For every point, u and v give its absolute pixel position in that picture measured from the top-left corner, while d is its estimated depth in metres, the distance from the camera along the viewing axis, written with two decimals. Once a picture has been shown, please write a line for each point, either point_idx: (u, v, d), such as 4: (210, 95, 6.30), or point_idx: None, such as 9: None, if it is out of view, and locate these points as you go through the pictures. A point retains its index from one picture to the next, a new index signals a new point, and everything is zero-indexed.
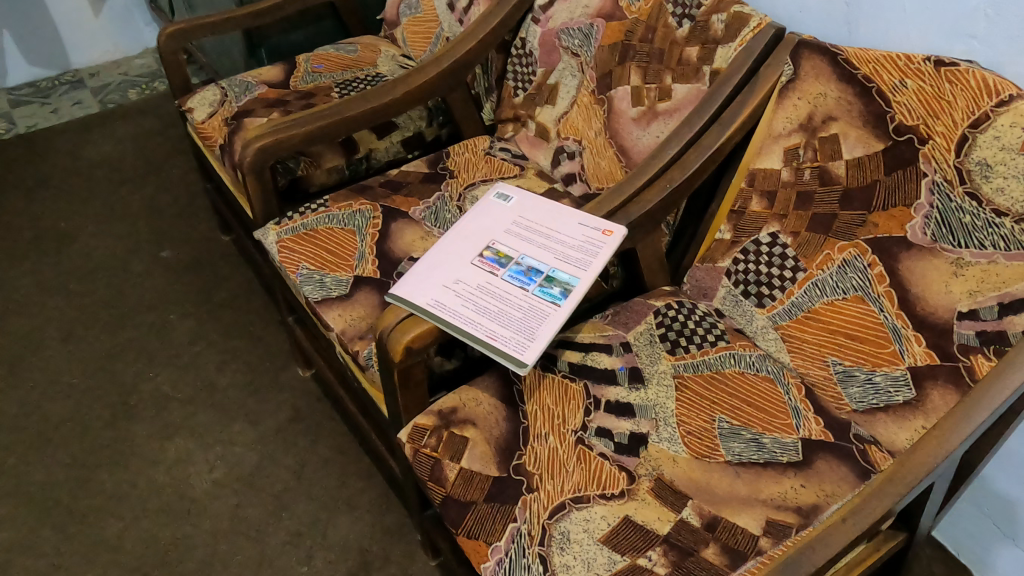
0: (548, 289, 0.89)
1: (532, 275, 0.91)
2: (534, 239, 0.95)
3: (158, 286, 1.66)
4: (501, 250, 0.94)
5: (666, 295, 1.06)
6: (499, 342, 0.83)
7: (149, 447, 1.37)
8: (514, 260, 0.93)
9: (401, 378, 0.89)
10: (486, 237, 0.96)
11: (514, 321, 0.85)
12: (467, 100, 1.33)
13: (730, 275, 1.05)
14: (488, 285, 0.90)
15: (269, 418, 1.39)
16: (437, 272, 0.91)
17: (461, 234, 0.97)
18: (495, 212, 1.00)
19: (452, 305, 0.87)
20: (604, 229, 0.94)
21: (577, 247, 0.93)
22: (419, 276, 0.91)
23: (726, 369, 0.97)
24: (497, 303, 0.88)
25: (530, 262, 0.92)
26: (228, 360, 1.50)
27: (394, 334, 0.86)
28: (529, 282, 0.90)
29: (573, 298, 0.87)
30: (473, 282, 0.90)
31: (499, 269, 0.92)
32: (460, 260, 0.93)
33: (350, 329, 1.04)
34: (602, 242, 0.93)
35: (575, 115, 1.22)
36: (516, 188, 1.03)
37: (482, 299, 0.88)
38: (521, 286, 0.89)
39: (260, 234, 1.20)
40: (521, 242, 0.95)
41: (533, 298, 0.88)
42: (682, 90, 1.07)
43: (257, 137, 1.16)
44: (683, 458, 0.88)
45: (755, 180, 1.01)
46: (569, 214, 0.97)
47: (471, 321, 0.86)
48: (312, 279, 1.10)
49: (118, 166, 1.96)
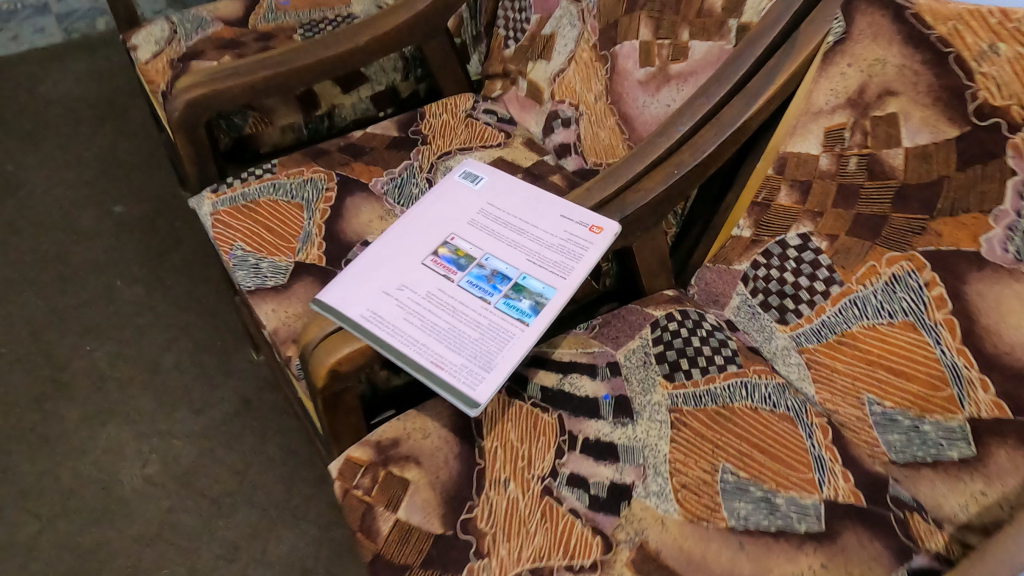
0: (515, 302, 0.70)
1: (496, 281, 0.72)
2: (505, 234, 0.77)
3: (108, 246, 1.48)
4: (461, 247, 0.75)
5: (668, 302, 0.87)
6: (446, 373, 0.65)
7: (79, 434, 1.21)
8: (476, 261, 0.74)
9: (327, 405, 0.71)
10: (445, 228, 0.77)
11: (468, 344, 0.67)
12: (447, 50, 1.12)
13: (747, 281, 0.87)
14: (440, 292, 0.71)
15: (215, 408, 1.23)
16: (378, 273, 0.73)
17: (415, 223, 0.78)
18: (460, 197, 0.81)
19: (391, 318, 0.69)
20: (592, 225, 0.74)
21: (556, 247, 0.74)
22: (356, 277, 0.72)
23: (734, 403, 0.78)
24: (449, 318, 0.69)
25: (496, 264, 0.73)
26: (176, 335, 1.33)
27: (317, 353, 0.68)
28: (491, 290, 0.71)
29: (546, 316, 0.69)
30: (423, 287, 0.71)
31: (456, 272, 0.73)
32: (409, 258, 0.74)
33: (284, 330, 0.85)
34: (588, 242, 0.74)
35: (572, 74, 1.02)
36: (489, 166, 0.84)
37: (431, 311, 0.69)
38: (482, 297, 0.71)
39: (195, 202, 1.01)
40: (488, 238, 0.76)
41: (495, 313, 0.69)
42: (702, 48, 0.86)
43: (187, 88, 0.96)
44: (674, 520, 0.70)
45: (786, 167, 0.81)
46: (550, 203, 0.78)
47: (413, 342, 0.67)
48: (246, 262, 0.92)
49: (78, 106, 1.78)
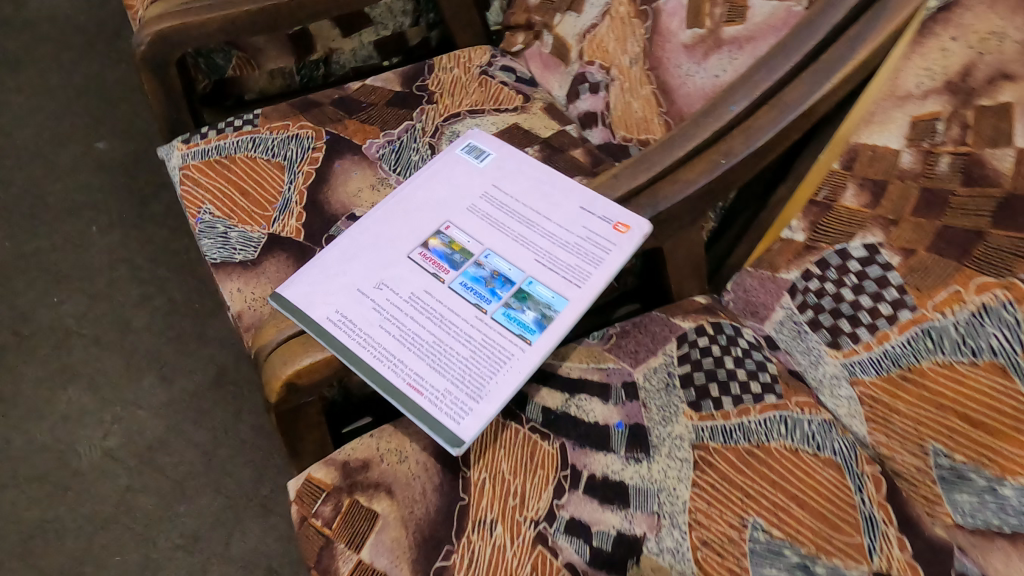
0: (516, 313, 0.58)
1: (495, 285, 0.60)
2: (510, 227, 0.64)
3: (84, 184, 1.34)
4: (456, 239, 0.63)
5: (699, 312, 0.75)
6: (426, 399, 0.53)
7: (36, 396, 1.09)
8: (473, 258, 0.62)
9: (283, 420, 0.58)
10: (438, 215, 0.65)
11: (456, 363, 0.55)
12: None
13: (794, 293, 0.73)
14: (427, 294, 0.59)
15: (186, 377, 1.10)
16: (355, 267, 0.61)
17: (403, 206, 0.65)
18: (460, 177, 0.68)
19: (364, 325, 0.57)
20: (617, 221, 0.62)
21: (571, 248, 0.62)
22: (327, 271, 0.60)
23: (770, 442, 0.65)
24: (435, 327, 0.57)
25: (497, 264, 0.61)
26: (150, 291, 1.20)
27: (273, 361, 0.55)
28: (489, 296, 0.59)
29: (554, 333, 0.57)
30: (406, 287, 0.59)
31: (448, 270, 0.61)
32: (392, 249, 0.62)
33: (249, 314, 0.73)
34: (610, 244, 0.62)
35: (605, 31, 0.88)
36: (497, 140, 0.72)
37: (414, 318, 0.57)
38: (477, 303, 0.58)
39: (164, 153, 0.89)
40: (489, 229, 0.64)
41: (491, 326, 0.57)
42: (764, 9, 0.71)
43: (155, 18, 0.82)
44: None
45: (856, 161, 0.66)
46: (566, 191, 0.66)
47: (389, 356, 0.55)
48: (214, 230, 0.80)
49: (67, 28, 1.63)
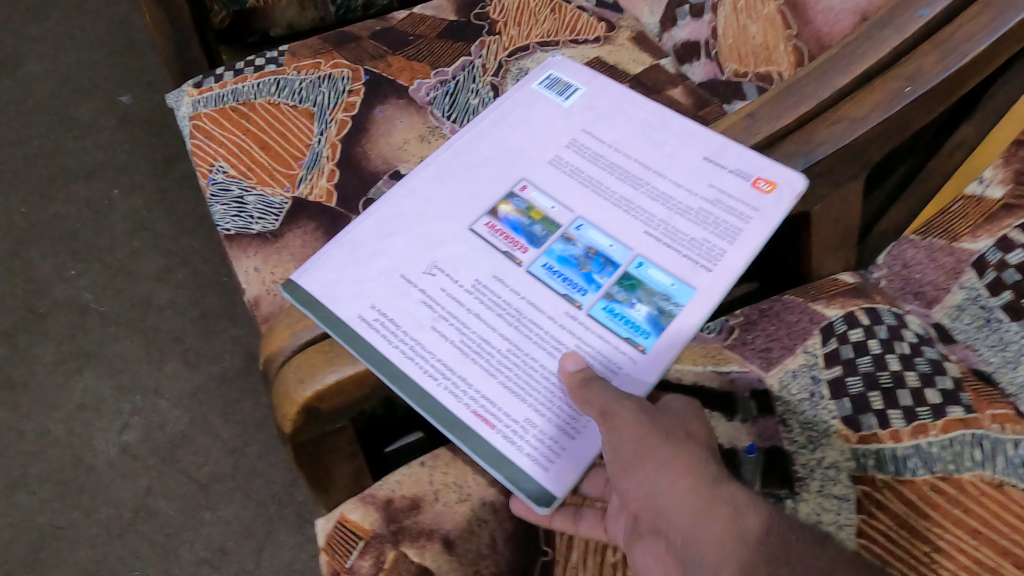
0: (622, 309, 0.42)
1: (591, 270, 0.43)
2: (609, 186, 0.47)
3: (101, 137, 1.19)
4: (535, 204, 0.47)
5: (847, 295, 0.56)
6: (499, 435, 0.38)
7: (47, 381, 0.96)
8: (559, 231, 0.45)
9: (302, 452, 0.43)
10: (513, 172, 0.48)
11: (541, 382, 0.39)
12: None
13: (983, 268, 0.52)
14: (496, 281, 0.43)
15: (213, 361, 0.96)
16: (399, 244, 0.44)
17: (464, 160, 0.49)
18: (540, 120, 0.51)
19: (411, 328, 0.41)
20: (758, 177, 0.46)
21: (693, 214, 0.46)
22: (361, 253, 0.44)
23: (962, 473, 0.47)
24: (509, 329, 0.41)
25: (592, 238, 0.45)
26: (175, 260, 1.05)
27: (286, 374, 0.40)
28: (583, 285, 0.43)
29: (674, 336, 0.41)
30: (468, 272, 0.43)
31: (525, 248, 0.44)
32: (449, 219, 0.46)
33: (268, 300, 0.58)
34: (750, 209, 0.45)
35: None
36: (588, 70, 0.54)
37: (479, 314, 0.41)
38: (568, 295, 0.42)
39: (171, 99, 0.73)
40: (580, 191, 0.47)
41: (587, 330, 0.41)
42: None
43: None
44: (662, 443, 0.37)
45: None
46: (685, 140, 0.49)
47: (444, 373, 0.40)
48: (228, 193, 0.64)
49: None
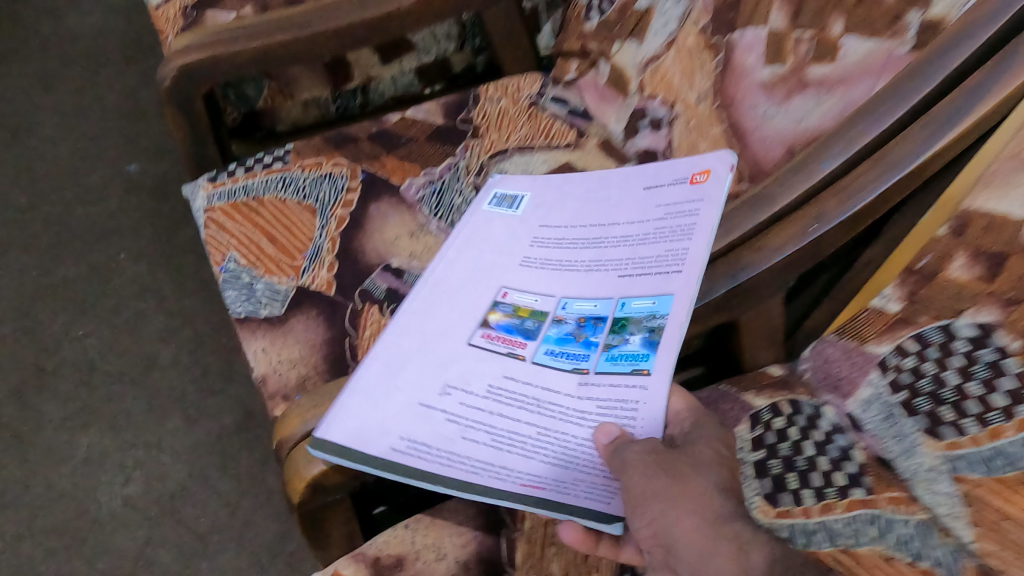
0: (619, 350, 0.51)
1: (586, 336, 0.53)
2: (579, 258, 0.59)
3: (111, 204, 1.27)
4: (519, 304, 0.57)
5: (773, 388, 0.67)
6: (552, 491, 0.47)
7: (56, 437, 1.03)
8: (549, 317, 0.55)
9: (307, 519, 0.52)
10: (492, 279, 0.59)
11: (580, 447, 0.48)
12: (515, 17, 0.90)
13: (885, 370, 0.61)
14: (509, 378, 0.52)
15: (211, 418, 1.04)
16: (409, 378, 0.53)
17: (447, 288, 0.60)
18: (501, 231, 0.64)
19: (441, 442, 0.49)
20: (694, 174, 0.58)
21: (654, 238, 0.57)
22: (378, 395, 0.51)
23: (859, 548, 0.56)
24: (533, 416, 0.50)
25: (579, 310, 0.55)
26: (177, 322, 1.13)
27: (295, 457, 0.49)
28: (584, 352, 0.52)
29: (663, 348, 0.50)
30: (479, 382, 0.52)
31: (523, 346, 0.54)
32: (449, 340, 0.55)
33: (274, 379, 0.66)
34: (697, 199, 0.57)
35: (671, 63, 0.79)
36: (524, 183, 0.68)
37: (503, 413, 0.50)
38: (574, 366, 0.51)
39: (188, 191, 0.82)
40: (557, 276, 0.58)
41: (596, 385, 0.50)
42: (859, 49, 0.60)
43: (180, 51, 0.77)
44: (667, 486, 0.44)
45: (966, 227, 0.55)
46: (627, 188, 0.63)
47: (485, 465, 0.48)
48: (239, 280, 0.73)
49: (101, 31, 1.55)
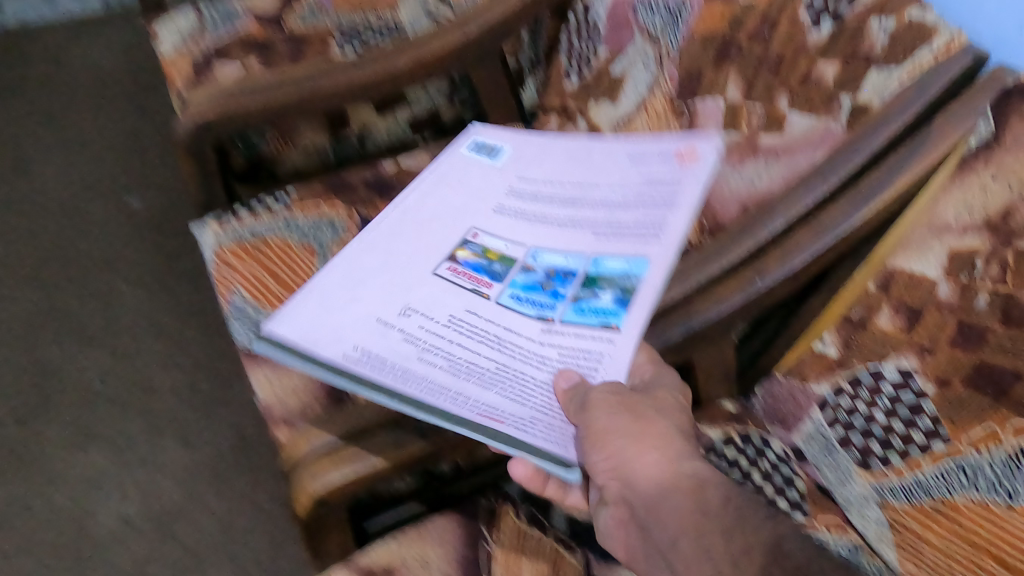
0: (591, 303, 0.60)
1: (555, 286, 0.62)
2: (554, 216, 0.70)
3: (113, 237, 1.34)
4: (488, 249, 0.67)
5: (727, 420, 0.72)
6: (509, 427, 0.51)
7: (59, 459, 1.08)
8: (520, 264, 0.65)
9: (309, 530, 0.58)
10: (468, 224, 0.70)
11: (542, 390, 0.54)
12: (501, 76, 0.98)
13: (824, 407, 0.69)
14: (471, 313, 0.59)
15: (208, 441, 1.10)
16: (373, 295, 0.61)
17: (419, 219, 0.71)
18: (479, 178, 0.76)
19: (400, 360, 0.54)
20: (682, 151, 0.71)
21: (634, 206, 0.68)
22: (335, 305, 0.59)
23: None
24: (492, 351, 0.56)
25: (550, 261, 0.65)
26: (176, 351, 1.19)
27: (303, 476, 0.56)
28: (551, 303, 0.60)
29: (633, 307, 0.59)
30: (440, 311, 0.59)
31: (490, 288, 0.62)
32: (416, 269, 0.64)
33: (277, 405, 0.73)
34: (675, 179, 0.68)
35: (641, 123, 0.87)
36: (506, 137, 0.81)
37: (462, 344, 0.56)
38: (541, 316, 0.59)
39: (197, 231, 0.89)
40: (528, 226, 0.69)
41: (560, 333, 0.58)
42: (802, 123, 0.69)
43: (195, 106, 0.84)
44: (629, 426, 0.52)
45: (892, 284, 0.63)
46: (610, 158, 0.75)
47: (443, 389, 0.52)
48: (245, 314, 0.80)
49: (105, 70, 1.62)
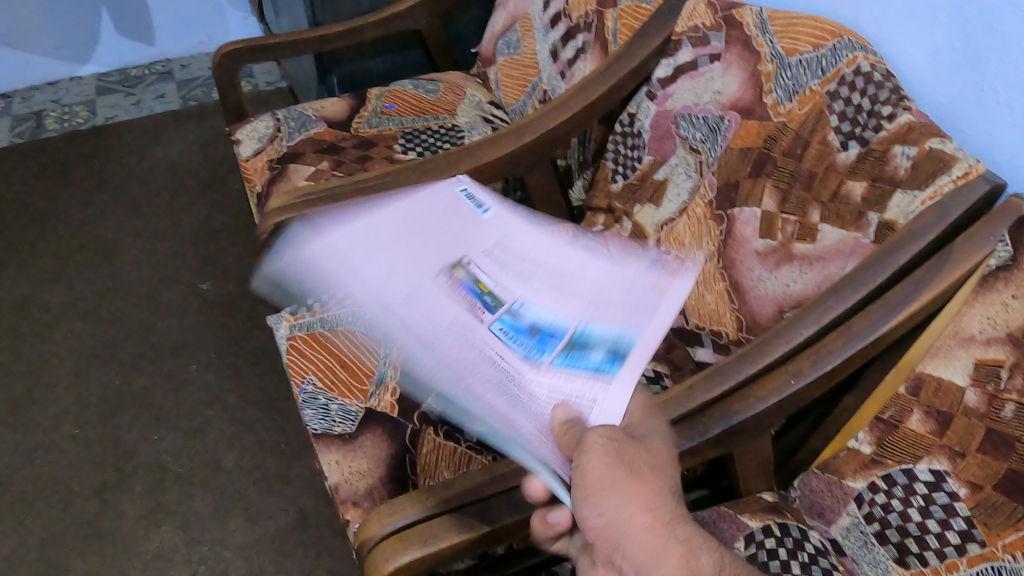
0: (579, 357, 0.57)
1: (542, 336, 0.58)
2: (536, 275, 0.64)
3: (186, 322, 1.43)
4: (481, 282, 0.64)
5: (765, 511, 0.76)
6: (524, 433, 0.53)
7: (132, 534, 1.14)
8: (505, 305, 0.61)
9: None
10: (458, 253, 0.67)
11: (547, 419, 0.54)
12: (553, 180, 1.06)
13: (862, 502, 0.72)
14: (470, 330, 0.59)
15: (270, 517, 1.15)
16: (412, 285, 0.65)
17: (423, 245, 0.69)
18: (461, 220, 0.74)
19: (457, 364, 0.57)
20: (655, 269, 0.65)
21: (617, 288, 0.63)
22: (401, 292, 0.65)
23: None
24: (493, 371, 0.57)
25: (537, 317, 0.60)
26: (242, 432, 1.26)
27: (375, 557, 0.61)
28: (539, 350, 0.57)
29: (625, 365, 0.56)
30: (445, 318, 0.61)
31: (486, 314, 0.60)
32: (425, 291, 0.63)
33: (345, 487, 0.79)
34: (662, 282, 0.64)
35: (683, 227, 0.94)
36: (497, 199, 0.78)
37: (480, 362, 0.57)
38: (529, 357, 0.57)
39: (271, 322, 0.97)
40: (512, 279, 0.64)
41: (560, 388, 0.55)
42: (833, 235, 0.75)
43: (277, 209, 0.93)
44: (625, 481, 0.52)
45: (921, 389, 0.67)
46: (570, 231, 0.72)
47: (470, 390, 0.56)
48: (316, 400, 0.86)
49: (181, 165, 1.74)
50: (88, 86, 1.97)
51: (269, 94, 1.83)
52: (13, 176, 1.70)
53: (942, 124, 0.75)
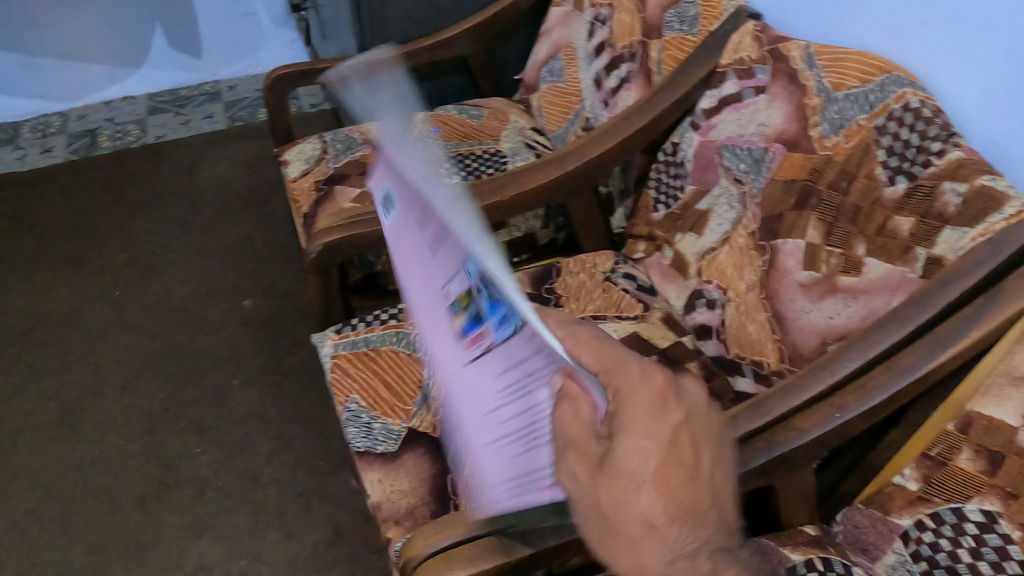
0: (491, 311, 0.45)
1: (467, 310, 0.47)
2: (429, 231, 0.52)
3: (228, 337, 1.45)
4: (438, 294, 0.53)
5: (808, 545, 0.76)
6: (518, 494, 0.44)
7: (173, 545, 1.15)
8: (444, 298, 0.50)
9: None
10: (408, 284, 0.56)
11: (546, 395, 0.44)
12: (595, 207, 1.08)
13: (908, 540, 0.72)
14: (454, 380, 0.49)
15: (307, 534, 1.16)
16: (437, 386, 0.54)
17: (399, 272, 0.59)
18: (397, 228, 0.60)
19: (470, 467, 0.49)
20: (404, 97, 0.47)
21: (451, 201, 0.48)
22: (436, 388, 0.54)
23: None
24: (475, 413, 0.47)
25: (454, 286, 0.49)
26: (281, 448, 1.27)
27: None
28: (474, 326, 0.47)
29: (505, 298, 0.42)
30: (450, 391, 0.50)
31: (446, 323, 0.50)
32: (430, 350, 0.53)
33: (387, 506, 0.80)
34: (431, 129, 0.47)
35: (725, 256, 0.95)
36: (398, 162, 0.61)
37: (468, 417, 0.48)
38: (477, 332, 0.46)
39: (316, 339, 0.99)
40: (425, 259, 0.53)
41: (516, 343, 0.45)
42: (878, 269, 0.75)
43: (325, 230, 0.95)
44: (608, 483, 0.42)
45: (971, 427, 0.67)
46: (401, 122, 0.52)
47: (482, 477, 0.47)
48: (359, 419, 0.88)
49: (228, 184, 1.78)
50: (139, 105, 2.02)
51: (313, 116, 1.87)
52: (66, 191, 1.75)
53: (993, 161, 0.75)
